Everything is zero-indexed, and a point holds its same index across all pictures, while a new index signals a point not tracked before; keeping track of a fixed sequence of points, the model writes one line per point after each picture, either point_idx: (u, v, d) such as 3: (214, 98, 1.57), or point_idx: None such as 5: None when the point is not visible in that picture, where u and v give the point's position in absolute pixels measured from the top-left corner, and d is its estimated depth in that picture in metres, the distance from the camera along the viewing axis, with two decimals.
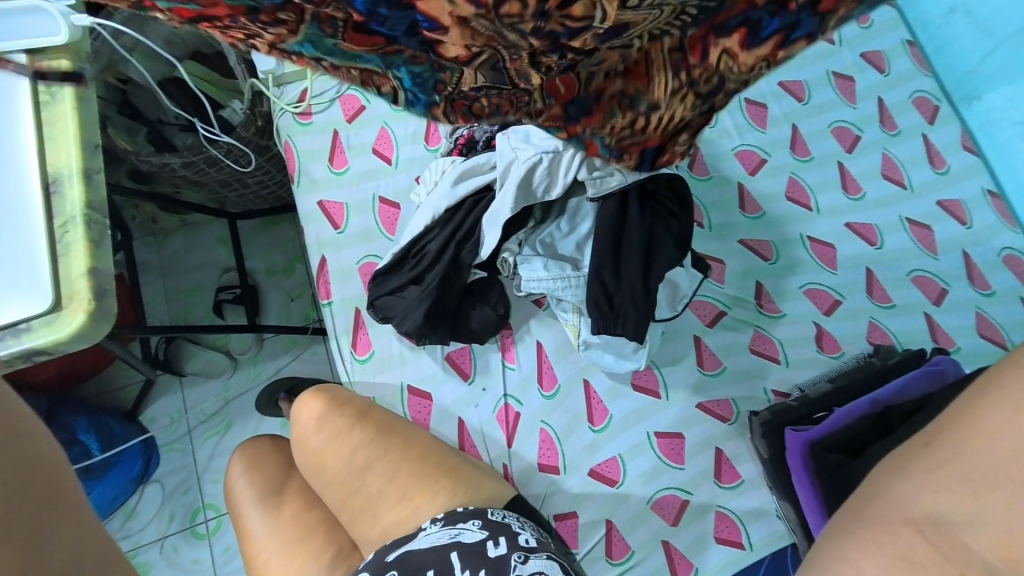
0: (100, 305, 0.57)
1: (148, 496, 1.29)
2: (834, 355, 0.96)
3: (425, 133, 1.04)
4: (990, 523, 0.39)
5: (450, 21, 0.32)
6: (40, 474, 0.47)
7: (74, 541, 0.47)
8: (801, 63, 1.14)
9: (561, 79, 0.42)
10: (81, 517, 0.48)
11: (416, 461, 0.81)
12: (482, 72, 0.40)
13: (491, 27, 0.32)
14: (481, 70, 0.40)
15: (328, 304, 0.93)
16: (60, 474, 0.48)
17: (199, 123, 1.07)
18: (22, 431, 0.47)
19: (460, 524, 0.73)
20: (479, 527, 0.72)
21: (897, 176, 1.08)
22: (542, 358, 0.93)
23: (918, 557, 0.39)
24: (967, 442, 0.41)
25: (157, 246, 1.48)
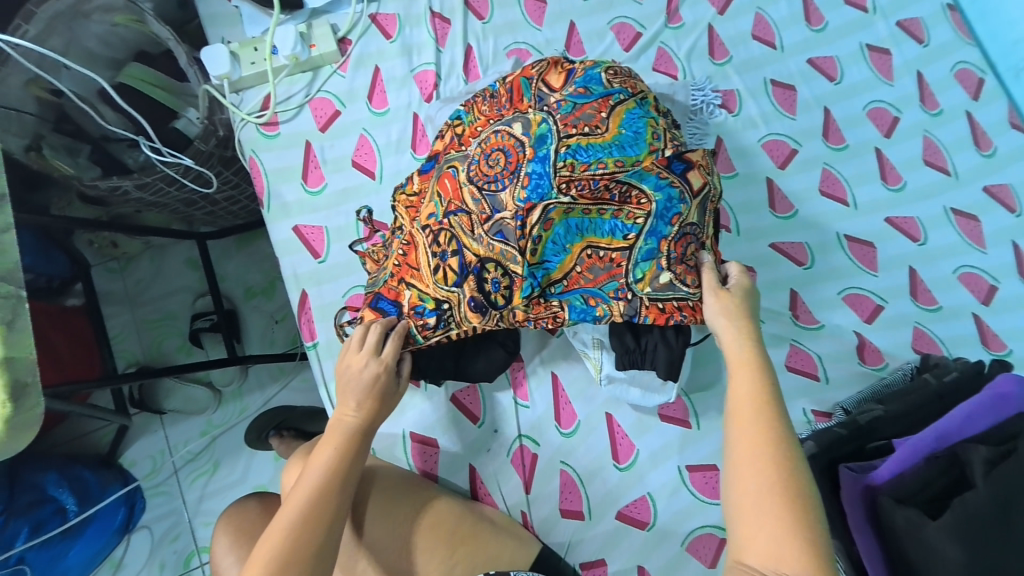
0: (20, 410, 0.46)
1: (135, 544, 1.22)
2: (876, 367, 0.88)
3: (411, 139, 0.90)
4: (756, 478, 0.54)
5: (474, 325, 0.70)
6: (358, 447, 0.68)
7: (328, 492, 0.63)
8: (830, 37, 1.01)
9: (529, 313, 0.72)
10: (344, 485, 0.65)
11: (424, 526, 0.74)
12: (491, 323, 0.71)
13: (485, 327, 0.71)
14: (491, 321, 0.71)
15: (313, 347, 0.83)
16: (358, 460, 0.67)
17: (141, 142, 0.93)
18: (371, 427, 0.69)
19: None
20: None
21: (940, 162, 0.97)
22: (557, 393, 0.84)
23: (763, 506, 0.52)
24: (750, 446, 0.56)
25: (121, 273, 1.36)
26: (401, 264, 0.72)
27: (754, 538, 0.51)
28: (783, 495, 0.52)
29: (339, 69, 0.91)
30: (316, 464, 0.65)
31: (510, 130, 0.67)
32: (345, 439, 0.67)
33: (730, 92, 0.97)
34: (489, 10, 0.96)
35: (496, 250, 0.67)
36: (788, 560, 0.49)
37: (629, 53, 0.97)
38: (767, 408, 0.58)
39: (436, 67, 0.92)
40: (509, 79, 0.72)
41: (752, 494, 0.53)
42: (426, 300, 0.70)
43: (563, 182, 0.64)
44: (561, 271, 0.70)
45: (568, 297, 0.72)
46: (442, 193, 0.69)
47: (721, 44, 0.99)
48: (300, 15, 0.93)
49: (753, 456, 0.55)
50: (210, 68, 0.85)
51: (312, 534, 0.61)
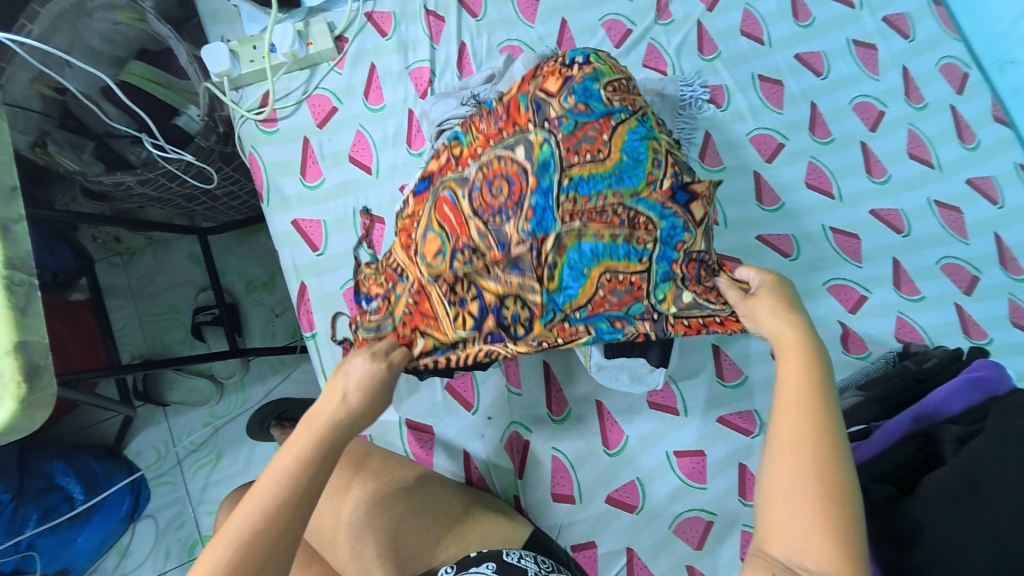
0: (34, 391, 0.47)
1: (140, 532, 1.26)
2: (860, 355, 0.91)
3: (407, 134, 0.92)
4: (797, 467, 0.51)
5: (496, 355, 0.71)
6: (339, 438, 0.59)
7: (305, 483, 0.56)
8: (817, 32, 1.03)
9: (554, 341, 0.70)
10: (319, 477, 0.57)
11: (421, 508, 0.77)
12: (514, 352, 0.71)
13: (507, 352, 0.71)
14: (513, 352, 0.71)
15: (312, 337, 0.85)
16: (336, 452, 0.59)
17: (144, 137, 0.95)
18: (355, 421, 0.61)
19: (472, 568, 0.70)
20: (493, 570, 0.68)
21: (924, 155, 0.99)
22: (549, 382, 0.87)
23: (803, 497, 0.49)
24: (795, 438, 0.53)
25: (124, 268, 1.39)
26: (415, 309, 0.73)
27: (785, 532, 0.49)
28: (824, 496, 0.49)
29: (337, 67, 0.93)
30: (291, 451, 0.57)
31: (513, 155, 0.68)
32: (326, 427, 0.59)
33: (719, 87, 0.99)
34: (483, 8, 0.98)
35: (514, 285, 0.69)
36: (817, 553, 0.47)
37: (620, 49, 0.99)
38: (820, 408, 0.54)
39: (431, 64, 0.95)
40: (504, 94, 0.72)
41: (787, 488, 0.50)
42: (443, 347, 0.72)
43: (566, 214, 0.67)
44: (585, 296, 0.69)
45: (593, 321, 0.70)
46: (446, 225, 0.70)
47: (710, 40, 1.01)
48: (298, 13, 0.95)
49: (798, 452, 0.52)
50: (210, 65, 0.87)
51: (278, 526, 0.53)
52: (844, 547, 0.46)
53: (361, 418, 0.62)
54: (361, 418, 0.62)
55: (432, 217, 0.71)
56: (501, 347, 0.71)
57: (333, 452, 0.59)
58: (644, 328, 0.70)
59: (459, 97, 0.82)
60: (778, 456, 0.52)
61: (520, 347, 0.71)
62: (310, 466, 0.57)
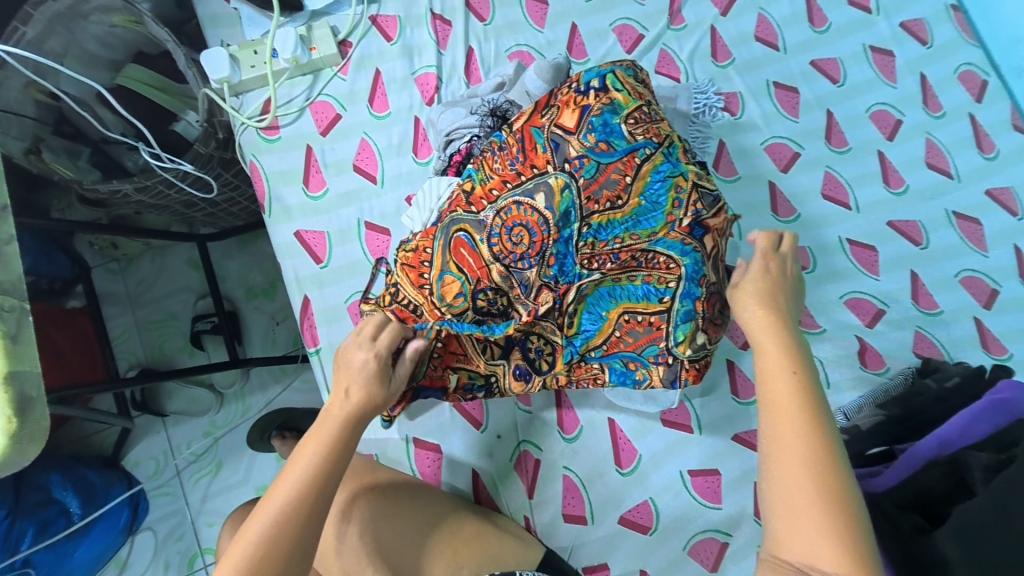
0: (27, 423, 0.45)
1: (139, 545, 1.23)
2: (878, 371, 0.88)
3: (413, 142, 0.89)
4: (791, 473, 0.53)
5: (525, 386, 0.78)
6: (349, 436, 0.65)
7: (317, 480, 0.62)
8: (833, 38, 1.01)
9: (572, 374, 0.77)
10: (332, 473, 0.63)
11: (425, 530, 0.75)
12: (539, 383, 0.78)
13: (535, 383, 0.78)
14: (538, 382, 0.78)
15: (316, 352, 0.83)
16: (346, 450, 0.65)
17: (144, 146, 0.93)
18: (362, 417, 0.66)
19: None
20: None
21: (942, 164, 0.97)
22: (560, 399, 0.84)
23: (796, 500, 0.52)
24: (780, 443, 0.55)
25: (122, 274, 1.36)
26: (444, 352, 0.75)
27: (791, 534, 0.51)
28: (820, 493, 0.52)
29: (340, 72, 0.90)
30: (303, 455, 0.63)
31: (533, 204, 0.66)
32: (331, 436, 0.64)
33: (733, 94, 0.97)
34: (491, 12, 0.95)
35: (536, 325, 0.73)
36: (823, 553, 0.49)
37: (631, 55, 0.97)
38: (804, 402, 0.57)
39: (437, 70, 0.92)
40: (517, 127, 0.68)
41: (784, 492, 0.53)
42: (479, 381, 0.78)
43: (585, 258, 0.67)
44: (601, 337, 0.73)
45: (608, 360, 0.74)
46: (466, 269, 0.70)
47: (723, 46, 0.99)
48: (300, 16, 0.92)
49: (788, 455, 0.54)
50: (210, 70, 0.84)
51: (301, 516, 0.59)
52: (847, 540, 0.49)
53: (369, 413, 0.67)
54: (368, 413, 0.67)
55: (449, 257, 0.70)
56: (533, 377, 0.78)
57: (344, 450, 0.64)
58: (656, 371, 0.72)
59: (468, 106, 0.79)
60: (773, 462, 0.55)
61: (545, 380, 0.77)
62: (322, 461, 0.63)
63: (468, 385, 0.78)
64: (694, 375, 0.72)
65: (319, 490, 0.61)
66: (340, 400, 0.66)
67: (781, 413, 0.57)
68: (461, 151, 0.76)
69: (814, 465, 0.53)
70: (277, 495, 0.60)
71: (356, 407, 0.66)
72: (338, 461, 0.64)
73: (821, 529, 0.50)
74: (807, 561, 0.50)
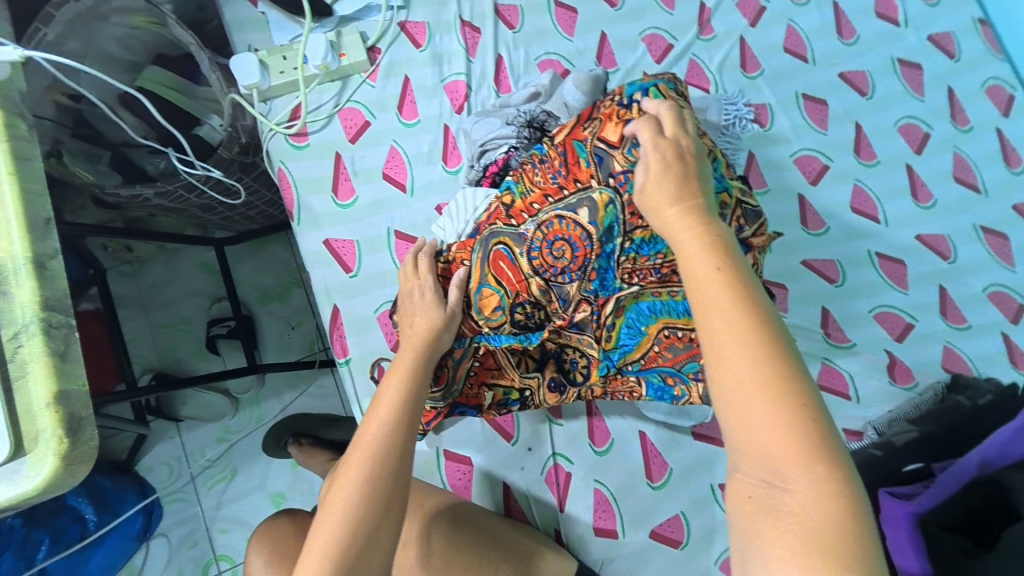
0: (77, 445, 0.44)
1: (153, 551, 1.22)
2: (906, 386, 0.89)
3: (443, 151, 0.88)
4: (736, 372, 0.44)
5: (558, 400, 0.79)
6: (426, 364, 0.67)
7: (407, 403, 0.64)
8: (861, 50, 1.00)
9: (609, 387, 0.77)
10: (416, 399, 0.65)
11: (467, 528, 0.75)
12: (574, 396, 0.78)
13: (570, 396, 0.78)
14: (573, 395, 0.78)
15: (346, 363, 0.82)
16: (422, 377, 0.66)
17: (171, 152, 0.92)
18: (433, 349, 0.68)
19: None
20: None
21: (970, 179, 0.97)
22: (592, 412, 0.84)
23: (744, 406, 0.43)
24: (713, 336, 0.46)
25: (134, 277, 1.34)
26: (479, 370, 0.78)
27: (749, 438, 0.43)
28: (771, 382, 0.43)
29: (369, 79, 0.89)
30: (393, 382, 0.65)
31: (576, 218, 0.65)
32: (408, 373, 0.66)
33: (762, 105, 0.96)
34: (520, 19, 0.95)
35: (573, 339, 0.73)
36: (780, 453, 0.42)
37: (661, 65, 0.96)
38: (732, 280, 0.48)
39: (467, 78, 0.91)
40: (558, 140, 0.67)
41: (731, 392, 0.44)
42: (513, 395, 0.79)
43: (626, 273, 0.67)
44: (639, 352, 0.72)
45: (645, 374, 0.74)
46: (505, 283, 0.69)
47: (753, 57, 0.98)
48: (329, 22, 0.91)
49: (727, 349, 0.45)
50: (239, 76, 0.83)
51: (402, 431, 0.62)
52: (802, 430, 0.41)
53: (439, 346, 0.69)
54: (439, 347, 0.69)
55: (486, 270, 0.70)
56: (567, 391, 0.78)
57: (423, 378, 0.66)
58: (695, 386, 0.72)
59: (504, 116, 0.78)
60: (714, 356, 0.46)
61: (580, 392, 0.78)
62: (408, 388, 0.65)
63: (502, 400, 0.79)
64: None
65: (408, 412, 0.63)
66: (417, 337, 0.68)
67: (716, 301, 0.47)
68: (497, 162, 0.75)
69: (750, 343, 0.44)
70: (375, 422, 0.62)
71: (431, 338, 0.68)
72: (419, 387, 0.66)
73: (775, 427, 0.42)
74: (768, 466, 0.42)
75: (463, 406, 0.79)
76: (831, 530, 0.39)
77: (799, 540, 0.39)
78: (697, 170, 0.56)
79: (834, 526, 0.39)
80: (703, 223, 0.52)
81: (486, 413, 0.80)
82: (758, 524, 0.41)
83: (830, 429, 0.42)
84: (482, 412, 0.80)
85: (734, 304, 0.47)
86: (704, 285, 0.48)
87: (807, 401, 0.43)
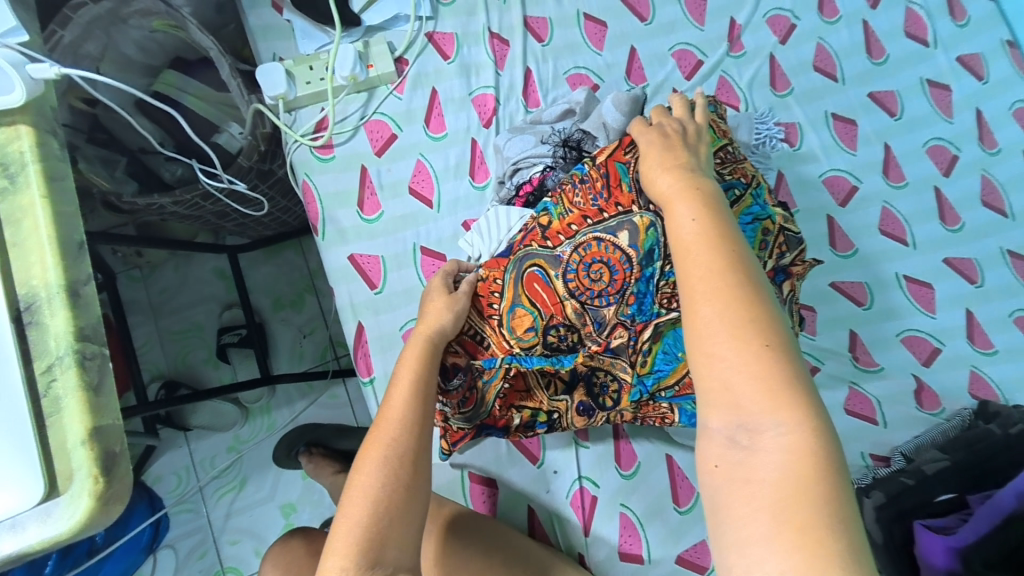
0: (112, 483, 0.42)
1: (160, 562, 1.20)
2: (933, 411, 0.88)
3: (470, 165, 0.87)
4: (712, 328, 0.45)
5: (586, 422, 0.77)
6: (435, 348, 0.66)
7: (423, 384, 0.64)
8: (891, 69, 1.00)
9: (641, 411, 0.76)
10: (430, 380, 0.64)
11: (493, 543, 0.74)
12: (603, 419, 0.77)
13: (600, 418, 0.77)
14: (602, 418, 0.77)
15: (370, 382, 0.80)
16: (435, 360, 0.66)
17: (195, 162, 0.90)
18: (440, 335, 0.67)
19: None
20: None
21: (997, 203, 0.96)
22: (618, 434, 0.83)
23: (716, 359, 0.45)
24: (690, 293, 0.48)
25: (144, 282, 1.32)
26: (509, 391, 0.74)
27: (721, 388, 0.44)
28: (746, 335, 0.44)
29: (396, 90, 0.87)
30: (408, 362, 0.65)
31: (616, 241, 0.63)
32: (419, 356, 0.65)
33: (792, 124, 0.95)
34: (549, 32, 0.93)
35: (606, 363, 0.71)
36: (749, 407, 0.43)
37: (691, 82, 0.95)
38: (710, 239, 0.49)
39: (495, 91, 0.89)
40: (600, 160, 0.66)
41: (708, 345, 0.45)
42: (541, 418, 0.77)
43: (665, 298, 0.65)
44: (674, 378, 0.71)
45: (678, 400, 0.73)
46: (540, 305, 0.67)
47: (782, 74, 0.97)
48: (356, 31, 0.89)
49: (702, 301, 0.47)
50: (266, 87, 0.81)
51: (420, 411, 0.62)
52: (773, 382, 0.43)
53: (447, 330, 0.68)
54: (447, 330, 0.68)
55: (520, 290, 0.68)
56: (595, 415, 0.76)
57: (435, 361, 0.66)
58: None
59: (537, 134, 0.77)
60: (689, 310, 0.47)
61: (609, 415, 0.76)
62: (423, 370, 0.64)
63: (529, 423, 0.76)
64: None
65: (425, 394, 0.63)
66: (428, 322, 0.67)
67: (699, 261, 0.49)
68: (532, 181, 0.74)
69: (725, 297, 0.46)
70: (394, 402, 0.62)
71: (441, 323, 0.67)
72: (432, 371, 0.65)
73: (749, 379, 0.43)
74: (738, 418, 0.43)
75: (488, 428, 0.76)
76: (799, 481, 0.40)
77: (763, 492, 0.40)
78: (693, 144, 0.59)
79: (802, 473, 0.40)
80: (690, 184, 0.54)
81: (511, 434, 0.77)
82: (731, 481, 0.42)
83: (806, 383, 0.43)
84: (507, 434, 0.77)
85: (716, 255, 0.48)
86: (686, 246, 0.50)
87: (782, 350, 0.44)
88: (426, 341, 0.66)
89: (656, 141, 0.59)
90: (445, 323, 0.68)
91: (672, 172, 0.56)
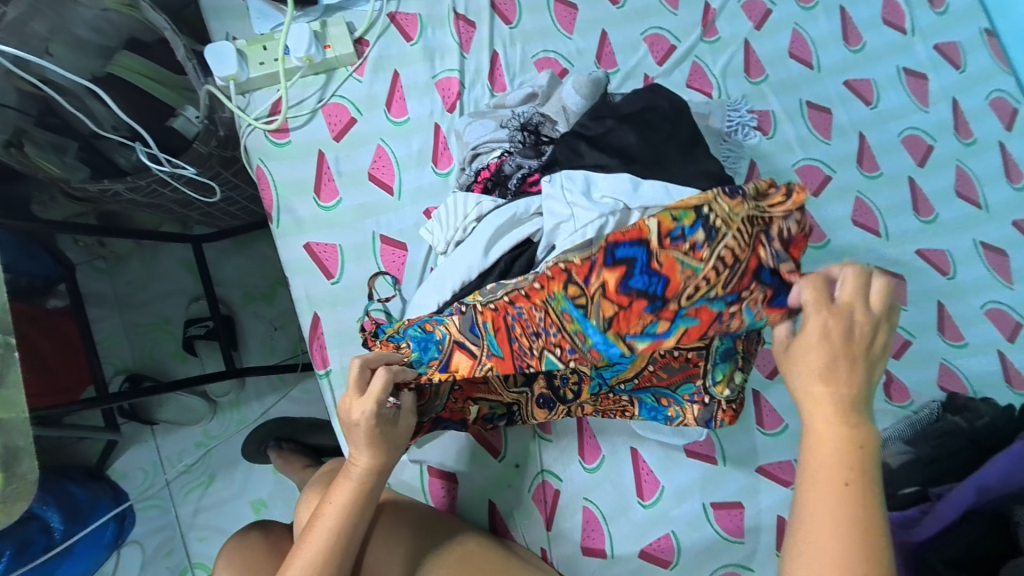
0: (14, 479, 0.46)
1: (126, 559, 1.17)
2: (902, 404, 0.87)
3: (433, 152, 0.84)
4: (824, 498, 0.45)
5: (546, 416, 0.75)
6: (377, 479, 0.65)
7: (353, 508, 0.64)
8: (868, 58, 0.98)
9: (599, 405, 0.74)
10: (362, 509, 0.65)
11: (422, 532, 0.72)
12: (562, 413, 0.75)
13: (559, 412, 0.75)
14: (561, 413, 0.75)
15: (326, 375, 0.77)
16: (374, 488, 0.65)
17: (139, 145, 0.86)
18: (385, 469, 0.66)
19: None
20: None
21: (972, 194, 0.95)
22: (582, 428, 0.81)
23: (820, 526, 0.44)
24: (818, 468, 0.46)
25: (110, 274, 1.28)
26: (465, 384, 0.72)
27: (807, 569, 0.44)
28: (855, 535, 0.43)
29: (356, 73, 0.84)
30: (343, 490, 0.65)
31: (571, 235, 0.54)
32: (359, 484, 0.64)
33: (766, 113, 0.93)
34: (518, 15, 0.90)
35: None
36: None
37: (663, 67, 0.92)
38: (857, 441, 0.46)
39: (460, 75, 0.86)
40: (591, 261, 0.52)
41: (812, 519, 0.45)
42: (501, 411, 0.76)
43: None
44: (633, 372, 0.68)
45: (638, 394, 0.72)
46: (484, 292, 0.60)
47: (757, 62, 0.95)
48: (314, 11, 0.86)
49: (823, 483, 0.45)
50: (215, 67, 0.78)
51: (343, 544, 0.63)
52: None
53: (391, 462, 0.66)
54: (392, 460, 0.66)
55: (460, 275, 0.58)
56: (554, 408, 0.74)
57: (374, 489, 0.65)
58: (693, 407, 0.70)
59: (497, 118, 0.74)
60: (808, 484, 0.46)
61: (567, 408, 0.74)
62: (359, 498, 0.64)
63: (488, 414, 0.75)
64: (729, 415, 0.70)
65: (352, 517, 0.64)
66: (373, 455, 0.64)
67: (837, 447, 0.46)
68: (489, 167, 0.71)
69: (850, 494, 0.44)
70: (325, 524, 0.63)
71: (384, 458, 0.65)
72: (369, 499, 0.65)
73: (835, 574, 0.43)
74: None
75: (444, 420, 0.74)
76: None
77: None
78: (874, 352, 0.46)
79: None
80: (854, 407, 0.46)
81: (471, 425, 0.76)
82: None
83: None
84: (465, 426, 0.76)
85: (845, 450, 0.46)
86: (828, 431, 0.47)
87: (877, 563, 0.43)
88: (369, 474, 0.65)
89: (827, 337, 0.46)
90: (389, 460, 0.65)
91: (834, 390, 0.46)
